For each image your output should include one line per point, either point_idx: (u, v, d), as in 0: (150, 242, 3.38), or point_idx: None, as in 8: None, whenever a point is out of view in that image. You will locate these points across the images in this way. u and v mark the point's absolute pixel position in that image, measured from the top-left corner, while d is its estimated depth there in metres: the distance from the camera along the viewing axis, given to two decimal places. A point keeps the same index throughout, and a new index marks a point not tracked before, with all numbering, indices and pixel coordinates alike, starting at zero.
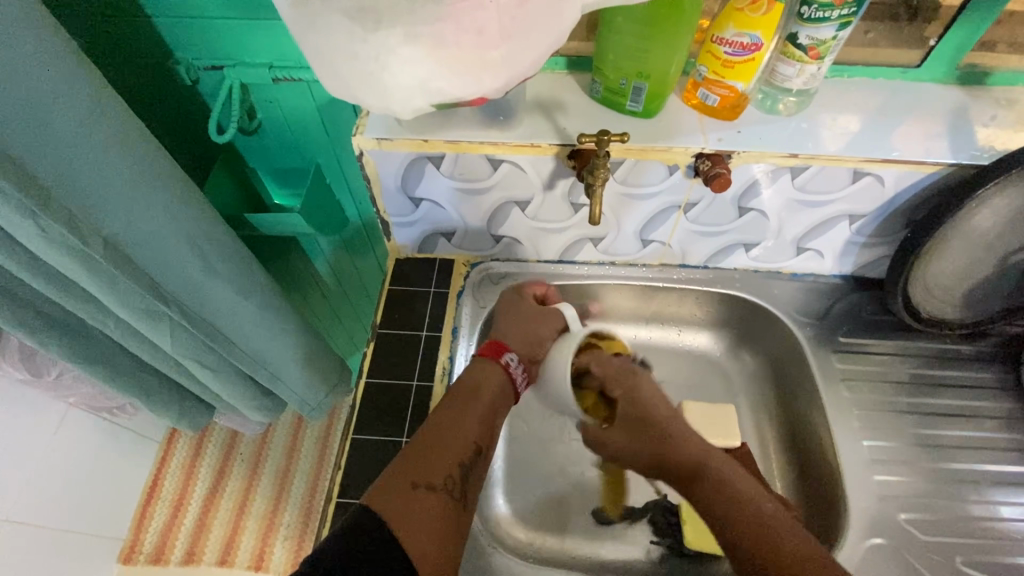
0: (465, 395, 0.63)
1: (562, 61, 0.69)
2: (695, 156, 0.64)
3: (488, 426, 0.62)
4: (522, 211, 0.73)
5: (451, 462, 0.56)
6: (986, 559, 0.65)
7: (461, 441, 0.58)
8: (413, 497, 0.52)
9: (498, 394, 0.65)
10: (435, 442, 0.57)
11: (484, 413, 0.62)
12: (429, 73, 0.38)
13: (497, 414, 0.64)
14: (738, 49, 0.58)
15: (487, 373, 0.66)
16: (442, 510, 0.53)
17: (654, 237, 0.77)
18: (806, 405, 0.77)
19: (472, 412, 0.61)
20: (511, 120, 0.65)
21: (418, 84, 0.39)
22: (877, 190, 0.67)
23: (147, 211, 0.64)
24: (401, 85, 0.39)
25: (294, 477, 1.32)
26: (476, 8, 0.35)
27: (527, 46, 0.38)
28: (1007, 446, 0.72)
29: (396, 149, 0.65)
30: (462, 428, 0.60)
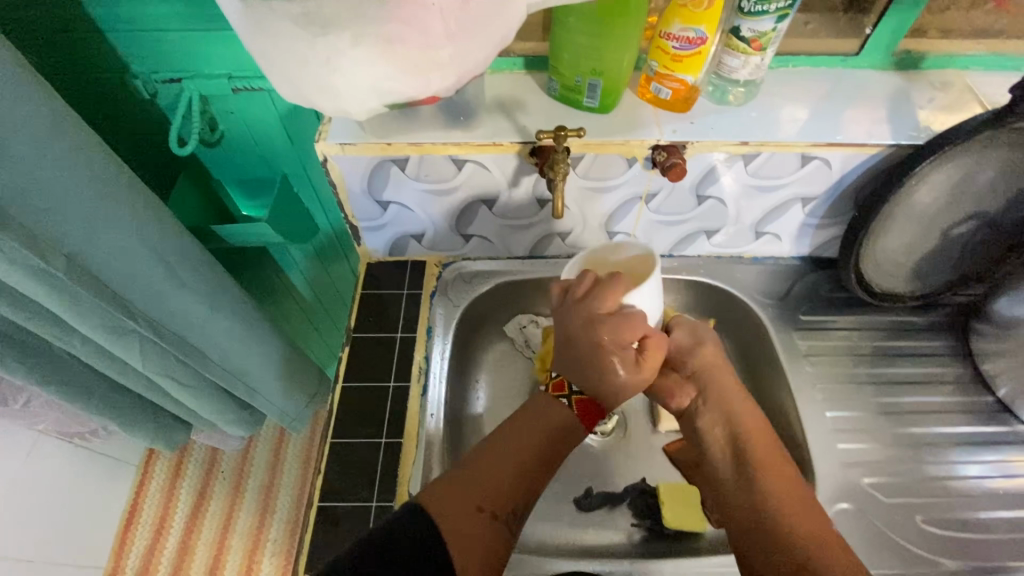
0: (543, 417, 0.60)
1: (520, 61, 0.71)
2: (651, 148, 0.67)
3: (556, 455, 0.59)
4: (489, 209, 0.75)
5: (513, 494, 0.54)
6: (947, 516, 0.68)
7: (523, 473, 0.56)
8: (475, 521, 0.52)
9: (566, 427, 0.60)
10: (502, 466, 0.55)
11: (561, 441, 0.59)
12: (382, 75, 0.39)
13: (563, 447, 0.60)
14: (685, 44, 0.61)
15: (555, 410, 0.60)
16: (496, 539, 0.52)
17: (620, 229, 0.80)
18: (772, 382, 0.80)
19: (538, 445, 0.58)
20: (472, 121, 0.66)
21: (372, 85, 0.40)
22: (825, 173, 0.71)
23: (107, 227, 0.63)
24: (357, 86, 0.40)
25: (278, 493, 1.30)
26: (420, 10, 0.36)
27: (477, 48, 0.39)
28: (961, 409, 0.76)
29: (360, 154, 0.66)
30: (530, 453, 0.57)
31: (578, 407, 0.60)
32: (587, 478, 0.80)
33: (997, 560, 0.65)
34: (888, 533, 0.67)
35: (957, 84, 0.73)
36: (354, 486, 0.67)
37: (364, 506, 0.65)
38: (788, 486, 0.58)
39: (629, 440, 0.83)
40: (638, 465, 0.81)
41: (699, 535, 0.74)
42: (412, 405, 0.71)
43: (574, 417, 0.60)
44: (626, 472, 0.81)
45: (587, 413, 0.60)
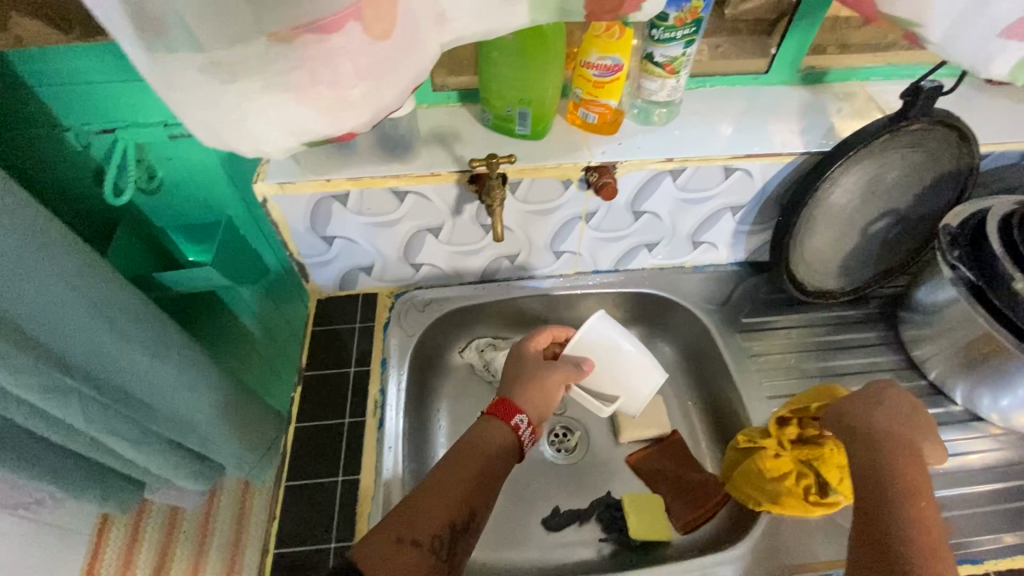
0: (467, 449, 0.61)
1: (454, 94, 0.74)
2: (584, 170, 0.70)
3: (485, 485, 0.59)
4: (435, 238, 0.76)
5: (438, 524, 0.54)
6: None
7: (449, 505, 0.56)
8: (398, 552, 0.51)
9: (496, 451, 0.62)
10: (425, 500, 0.56)
11: (480, 471, 0.59)
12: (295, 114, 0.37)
13: (501, 472, 0.61)
14: (604, 71, 0.64)
15: (493, 431, 0.64)
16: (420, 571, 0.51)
17: (565, 248, 0.82)
18: (722, 385, 0.82)
19: (468, 475, 0.59)
20: (410, 153, 0.68)
21: (287, 125, 0.38)
22: (748, 183, 0.75)
23: (38, 280, 0.60)
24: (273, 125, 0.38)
25: (247, 547, 1.24)
26: (328, 56, 0.34)
27: (389, 82, 0.38)
28: (902, 394, 0.79)
29: (299, 192, 0.67)
30: (453, 484, 0.57)
31: (492, 407, 0.66)
32: (554, 497, 0.80)
33: (951, 538, 0.67)
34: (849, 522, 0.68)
35: (859, 94, 0.79)
36: (312, 528, 0.65)
37: (324, 548, 0.63)
38: (931, 519, 0.51)
39: (593, 455, 0.84)
40: (603, 478, 0.82)
41: (666, 543, 0.75)
42: (369, 438, 0.70)
43: (497, 444, 0.62)
44: (592, 487, 0.81)
45: (498, 410, 0.66)
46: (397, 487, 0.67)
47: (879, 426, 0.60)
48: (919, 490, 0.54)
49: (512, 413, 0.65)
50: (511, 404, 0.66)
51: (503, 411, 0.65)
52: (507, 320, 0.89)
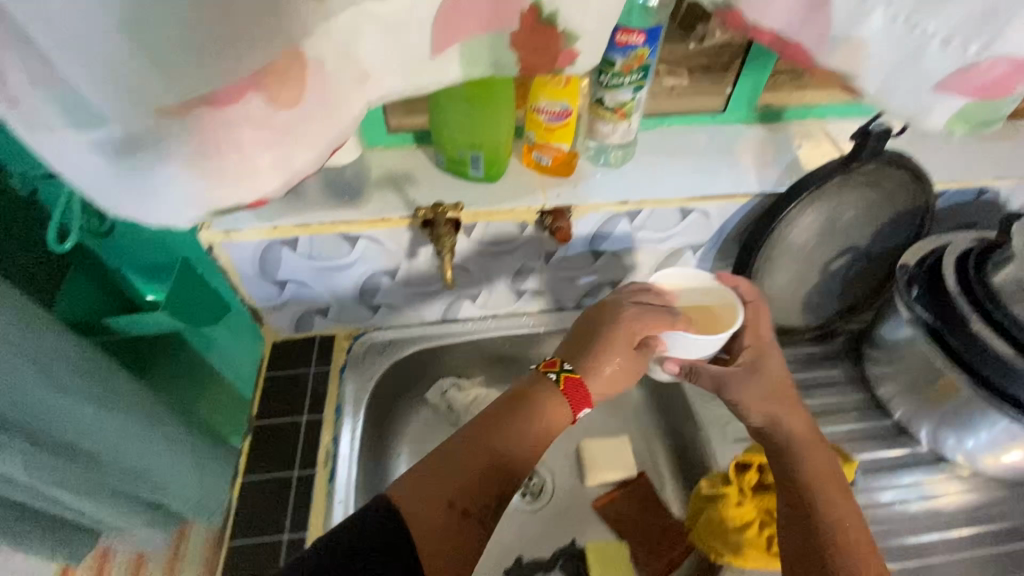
0: (520, 414, 0.58)
1: (410, 137, 0.72)
2: (538, 213, 0.69)
3: (534, 451, 0.57)
4: (391, 280, 0.75)
5: (482, 491, 0.52)
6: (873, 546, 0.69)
7: (494, 472, 0.54)
8: (440, 518, 0.50)
9: (549, 421, 0.59)
10: (464, 462, 0.53)
11: (534, 437, 0.57)
12: (197, 181, 0.35)
13: (538, 451, 0.58)
14: (553, 117, 0.64)
15: (546, 400, 0.59)
16: (457, 536, 0.50)
17: (526, 287, 0.81)
18: (686, 425, 0.81)
19: (518, 440, 0.56)
20: (361, 198, 0.67)
21: (188, 192, 0.36)
22: (706, 223, 0.75)
23: None
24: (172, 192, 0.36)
25: None
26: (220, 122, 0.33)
27: (303, 148, 0.37)
28: (870, 434, 0.78)
29: (246, 239, 0.65)
30: (506, 445, 0.55)
31: (566, 382, 0.60)
32: (516, 546, 0.77)
33: None
34: None
35: (816, 133, 0.79)
36: None
37: None
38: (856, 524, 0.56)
39: (557, 499, 0.82)
40: (568, 524, 0.80)
41: None
42: (319, 492, 0.69)
43: (553, 408, 0.59)
44: (556, 533, 0.79)
45: (571, 389, 0.60)
46: None
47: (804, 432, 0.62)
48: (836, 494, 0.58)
49: (580, 403, 0.60)
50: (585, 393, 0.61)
51: (576, 395, 0.60)
52: (470, 360, 0.87)
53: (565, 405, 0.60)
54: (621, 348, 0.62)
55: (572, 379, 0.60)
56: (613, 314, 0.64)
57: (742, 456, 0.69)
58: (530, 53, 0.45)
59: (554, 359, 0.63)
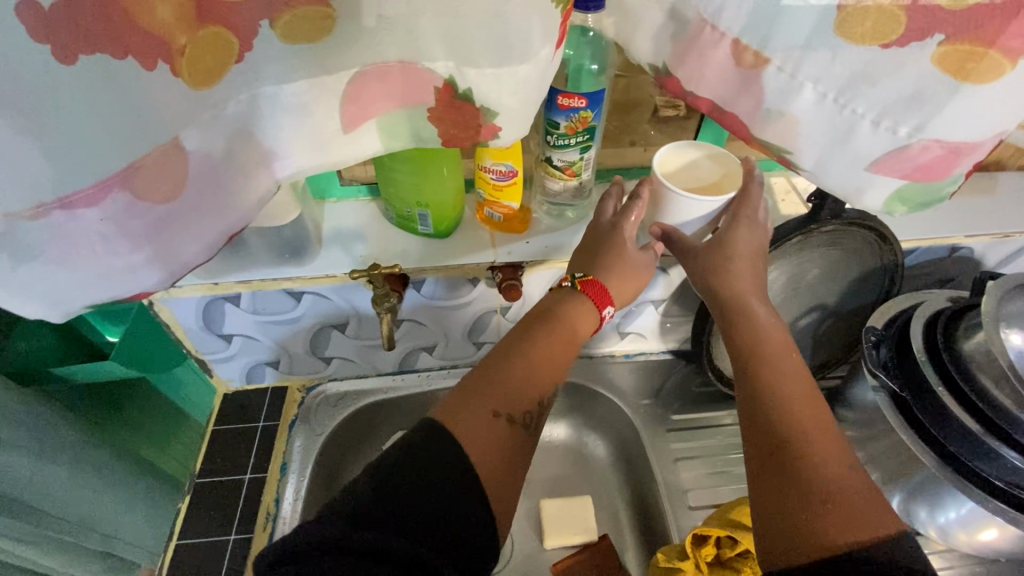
0: (549, 324, 0.55)
1: (364, 189, 0.72)
2: (488, 269, 0.68)
3: (567, 361, 0.55)
4: (342, 334, 0.73)
5: (526, 394, 0.50)
6: None
7: (532, 380, 0.51)
8: (487, 423, 0.46)
9: (578, 328, 0.57)
10: (499, 372, 0.51)
11: (568, 346, 0.55)
12: (73, 282, 0.38)
13: (568, 360, 0.55)
14: (500, 176, 0.62)
15: (570, 308, 0.57)
16: (509, 444, 0.47)
17: (483, 339, 0.79)
18: (648, 486, 0.77)
19: (553, 350, 0.54)
20: (305, 254, 0.65)
21: (65, 291, 0.38)
22: (664, 279, 0.73)
23: None
24: (52, 289, 0.38)
25: None
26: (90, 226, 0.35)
27: (186, 242, 0.39)
28: None
29: (186, 295, 0.64)
30: (537, 357, 0.53)
31: (584, 288, 0.57)
32: None
33: None
34: None
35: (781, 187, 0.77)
36: None
37: None
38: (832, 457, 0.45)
39: (513, 564, 0.78)
40: None
41: None
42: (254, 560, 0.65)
43: (580, 319, 0.57)
44: None
45: (593, 292, 0.57)
46: None
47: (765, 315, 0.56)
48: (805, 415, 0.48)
49: (606, 302, 0.58)
50: (603, 289, 0.57)
51: (596, 294, 0.57)
52: None
53: (591, 309, 0.57)
54: (625, 247, 0.58)
55: (590, 283, 0.57)
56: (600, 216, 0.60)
57: (700, 528, 0.64)
58: (450, 127, 0.43)
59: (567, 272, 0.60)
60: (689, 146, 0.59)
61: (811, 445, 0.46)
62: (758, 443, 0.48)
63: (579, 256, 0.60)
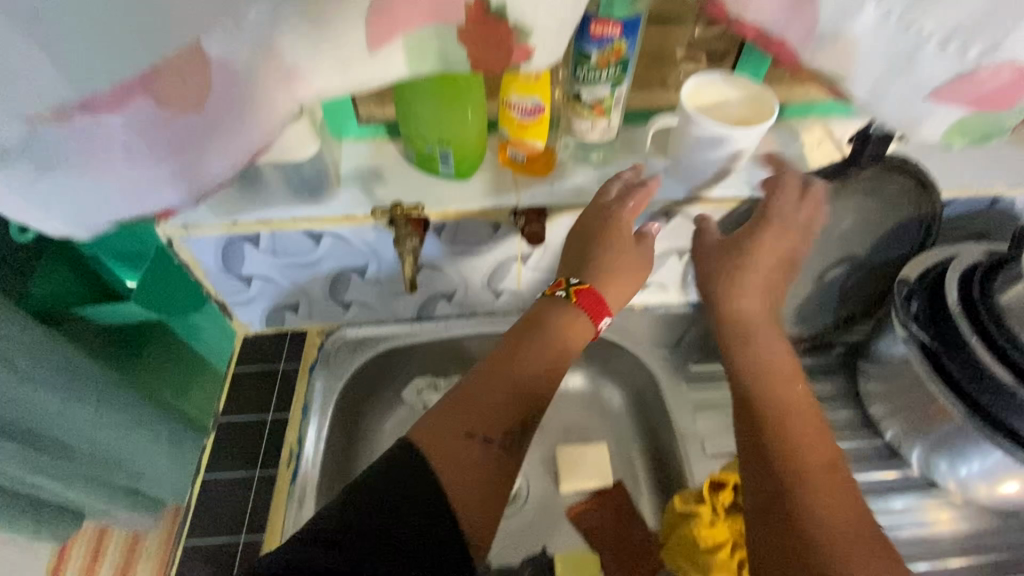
0: (534, 338, 0.58)
1: (382, 128, 0.69)
2: (511, 213, 0.66)
3: (553, 383, 0.57)
4: (361, 278, 0.73)
5: (506, 418, 0.53)
6: None
7: (516, 394, 0.55)
8: (461, 446, 0.50)
9: (569, 346, 0.59)
10: (483, 394, 0.54)
11: (551, 364, 0.57)
12: (101, 194, 0.38)
13: (557, 374, 0.58)
14: (526, 113, 0.59)
15: (561, 316, 0.60)
16: (487, 462, 0.50)
17: (503, 287, 0.78)
18: (665, 434, 0.78)
19: (536, 367, 0.56)
20: (324, 193, 0.64)
21: (93, 203, 0.38)
22: (691, 227, 0.70)
23: None
24: (80, 200, 0.37)
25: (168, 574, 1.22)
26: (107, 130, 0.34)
27: (213, 157, 0.39)
28: (857, 455, 0.74)
29: (205, 235, 0.63)
30: (523, 373, 0.56)
31: (577, 296, 0.60)
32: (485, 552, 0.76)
33: None
34: None
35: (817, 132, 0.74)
36: None
37: None
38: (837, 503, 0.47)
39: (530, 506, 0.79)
40: (540, 530, 0.77)
41: None
42: (280, 493, 0.67)
43: (571, 339, 0.59)
44: (526, 540, 0.76)
45: (585, 299, 0.60)
46: None
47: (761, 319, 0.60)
48: (821, 471, 0.49)
49: (597, 310, 0.61)
50: (599, 295, 0.60)
51: (592, 304, 0.60)
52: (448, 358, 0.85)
53: (581, 313, 0.60)
54: (621, 230, 0.60)
55: (586, 291, 0.60)
56: (603, 196, 0.61)
57: (718, 474, 0.65)
58: (481, 48, 0.40)
59: (560, 279, 0.62)
60: (722, 79, 0.61)
61: (801, 490, 0.48)
62: (763, 490, 0.50)
63: (574, 254, 0.62)
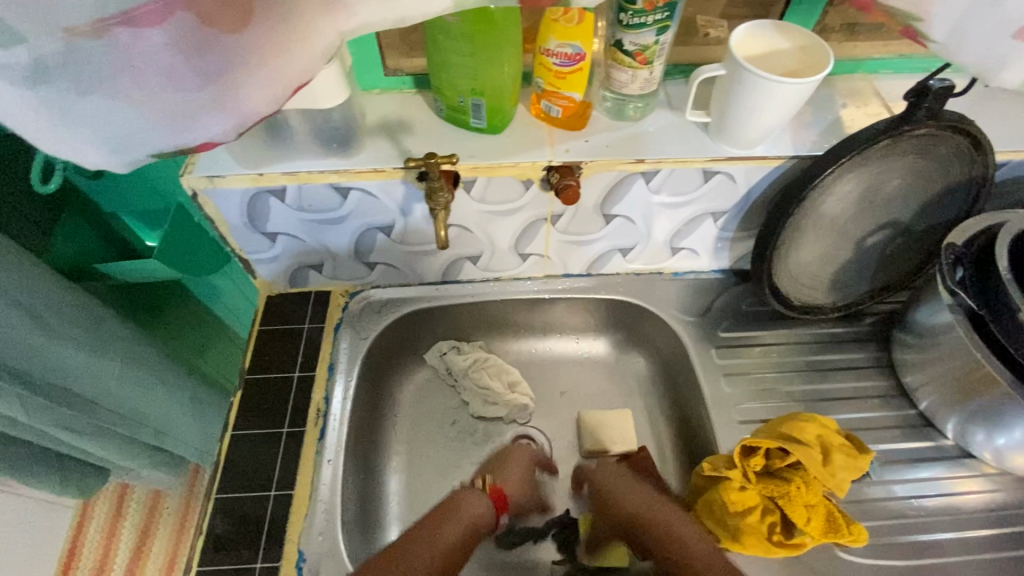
0: (445, 513, 0.65)
1: (409, 80, 0.67)
2: (544, 170, 0.63)
3: (462, 555, 0.62)
4: (387, 237, 0.71)
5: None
6: (886, 541, 0.65)
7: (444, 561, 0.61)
8: None
9: (480, 519, 0.66)
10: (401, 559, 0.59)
11: (445, 548, 0.61)
12: (133, 123, 0.35)
13: (462, 548, 0.63)
14: (564, 60, 0.57)
15: (471, 499, 0.67)
16: None
17: (530, 250, 0.76)
18: (693, 400, 0.77)
19: (441, 545, 0.61)
20: (352, 146, 0.62)
21: (127, 133, 0.35)
22: (730, 187, 0.68)
23: None
24: (116, 132, 0.35)
25: (191, 530, 1.26)
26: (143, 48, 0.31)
27: (252, 88, 0.35)
28: (889, 424, 0.73)
29: (231, 186, 0.61)
30: (424, 555, 0.60)
31: (491, 492, 0.69)
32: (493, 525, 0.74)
33: None
34: (822, 566, 0.63)
35: (864, 89, 0.70)
36: (238, 547, 0.61)
37: (250, 568, 0.60)
38: None
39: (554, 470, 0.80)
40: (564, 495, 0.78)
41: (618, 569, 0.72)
42: (308, 452, 0.67)
43: (484, 515, 0.67)
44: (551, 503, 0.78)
45: (498, 498, 0.69)
46: (333, 504, 0.64)
47: (634, 497, 0.69)
48: None
49: (502, 506, 0.70)
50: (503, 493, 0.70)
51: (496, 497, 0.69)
52: (472, 322, 0.84)
53: (487, 500, 0.68)
54: (513, 460, 0.73)
55: (496, 488, 0.70)
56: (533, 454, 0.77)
57: (750, 439, 0.64)
58: None
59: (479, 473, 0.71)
60: (772, 27, 0.58)
61: None
62: None
63: (495, 463, 0.74)
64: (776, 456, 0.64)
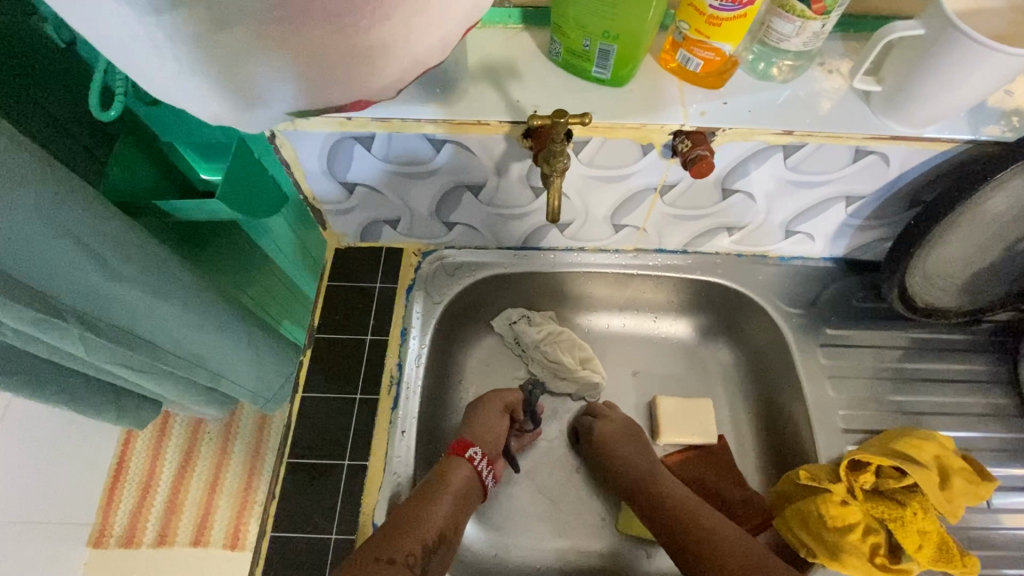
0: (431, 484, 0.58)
1: (517, 13, 0.57)
2: (672, 134, 0.54)
3: (456, 521, 0.57)
4: (474, 196, 0.64)
5: (428, 532, 0.54)
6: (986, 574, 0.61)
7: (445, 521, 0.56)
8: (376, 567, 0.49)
9: (468, 486, 0.61)
10: (401, 518, 0.54)
11: (446, 507, 0.57)
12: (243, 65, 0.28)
13: (454, 515, 0.58)
14: (726, 3, 0.47)
15: (454, 471, 0.61)
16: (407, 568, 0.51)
17: (627, 222, 0.68)
18: (786, 399, 0.71)
19: (438, 507, 0.56)
20: (452, 91, 0.53)
21: None
22: (880, 169, 0.58)
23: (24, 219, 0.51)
24: (239, 77, 0.29)
25: (233, 452, 1.27)
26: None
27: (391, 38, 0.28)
28: (1001, 446, 0.67)
29: (312, 129, 0.54)
30: (427, 511, 0.55)
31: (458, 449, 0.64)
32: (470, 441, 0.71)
33: None
34: None
35: None
36: (311, 514, 0.60)
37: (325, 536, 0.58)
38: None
39: None
40: None
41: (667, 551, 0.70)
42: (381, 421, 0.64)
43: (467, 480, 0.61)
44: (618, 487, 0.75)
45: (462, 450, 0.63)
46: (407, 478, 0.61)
47: (642, 466, 0.68)
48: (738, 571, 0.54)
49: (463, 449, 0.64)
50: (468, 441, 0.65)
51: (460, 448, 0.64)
52: (549, 291, 0.78)
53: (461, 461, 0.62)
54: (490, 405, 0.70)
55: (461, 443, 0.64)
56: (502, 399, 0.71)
57: (860, 454, 0.59)
58: None
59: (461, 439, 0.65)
60: None
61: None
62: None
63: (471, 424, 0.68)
64: (887, 476, 0.59)
